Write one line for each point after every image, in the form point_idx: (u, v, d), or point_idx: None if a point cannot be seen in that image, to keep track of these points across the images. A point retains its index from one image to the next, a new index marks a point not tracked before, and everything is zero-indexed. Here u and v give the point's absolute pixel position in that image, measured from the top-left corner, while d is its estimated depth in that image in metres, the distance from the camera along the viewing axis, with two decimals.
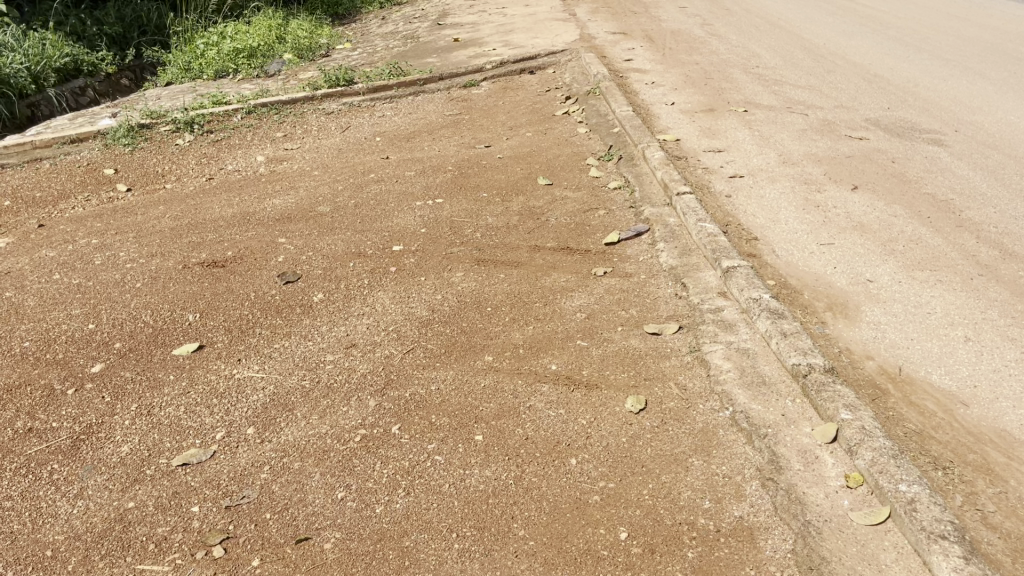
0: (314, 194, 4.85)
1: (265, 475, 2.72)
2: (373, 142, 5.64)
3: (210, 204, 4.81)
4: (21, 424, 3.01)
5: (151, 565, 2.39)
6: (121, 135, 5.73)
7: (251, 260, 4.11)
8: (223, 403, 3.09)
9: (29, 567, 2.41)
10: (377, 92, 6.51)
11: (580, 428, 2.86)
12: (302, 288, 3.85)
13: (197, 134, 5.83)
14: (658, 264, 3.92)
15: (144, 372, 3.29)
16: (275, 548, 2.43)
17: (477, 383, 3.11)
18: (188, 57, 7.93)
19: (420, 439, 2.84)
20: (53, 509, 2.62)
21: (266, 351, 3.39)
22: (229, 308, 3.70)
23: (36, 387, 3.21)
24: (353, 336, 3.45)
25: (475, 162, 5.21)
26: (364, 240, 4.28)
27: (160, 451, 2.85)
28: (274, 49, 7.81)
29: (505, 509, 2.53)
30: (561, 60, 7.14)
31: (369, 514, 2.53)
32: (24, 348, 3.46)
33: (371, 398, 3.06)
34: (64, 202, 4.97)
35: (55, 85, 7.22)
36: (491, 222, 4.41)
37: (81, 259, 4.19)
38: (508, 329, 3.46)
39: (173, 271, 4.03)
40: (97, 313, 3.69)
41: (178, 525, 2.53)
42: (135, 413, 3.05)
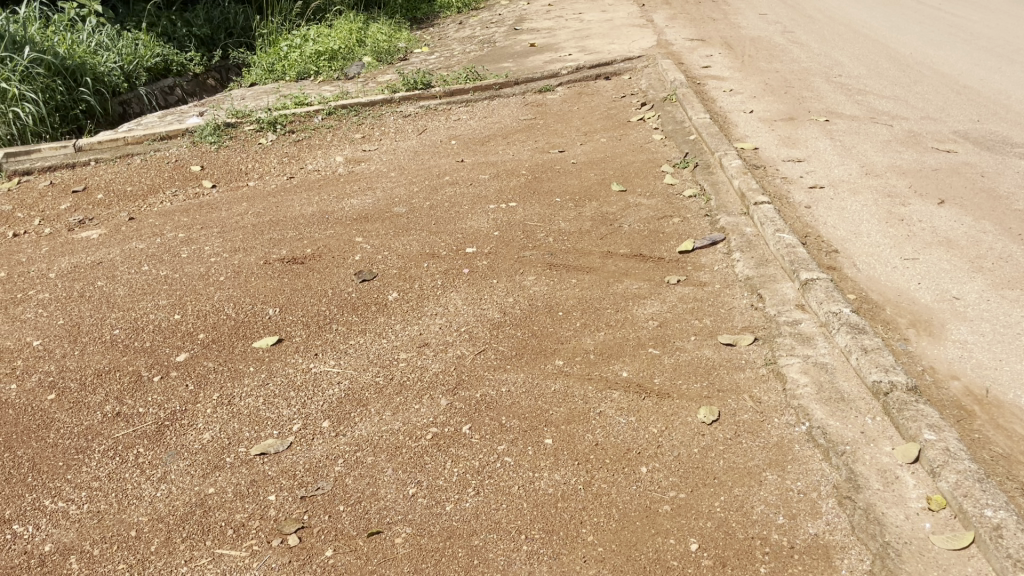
0: (391, 195, 4.94)
1: (340, 468, 2.78)
2: (448, 146, 5.71)
3: (291, 202, 4.94)
4: (110, 408, 3.14)
5: (230, 550, 2.46)
6: (207, 133, 5.93)
7: (329, 258, 4.21)
8: (300, 396, 3.17)
9: (115, 546, 2.51)
10: (453, 96, 6.58)
11: (651, 437, 2.85)
12: (378, 287, 3.92)
13: (280, 135, 5.99)
14: (734, 274, 3.86)
15: (226, 363, 3.40)
16: (348, 540, 2.48)
17: (548, 388, 3.12)
18: (272, 59, 8.18)
19: (490, 440, 2.86)
20: (138, 492, 2.73)
21: (342, 347, 3.46)
22: (308, 305, 3.79)
23: (124, 373, 3.35)
24: (427, 336, 3.50)
25: (548, 167, 5.23)
26: (438, 241, 4.34)
27: (239, 440, 2.94)
28: (354, 52, 7.97)
29: (575, 513, 2.53)
30: (638, 66, 7.09)
31: (439, 511, 2.57)
32: (114, 335, 3.61)
33: (443, 398, 3.09)
34: (153, 196, 5.17)
35: (145, 83, 7.53)
36: (563, 227, 4.42)
37: (168, 252, 4.36)
38: (580, 334, 3.46)
39: (255, 266, 4.15)
40: (183, 305, 3.83)
41: (256, 513, 2.61)
42: (217, 402, 3.15)
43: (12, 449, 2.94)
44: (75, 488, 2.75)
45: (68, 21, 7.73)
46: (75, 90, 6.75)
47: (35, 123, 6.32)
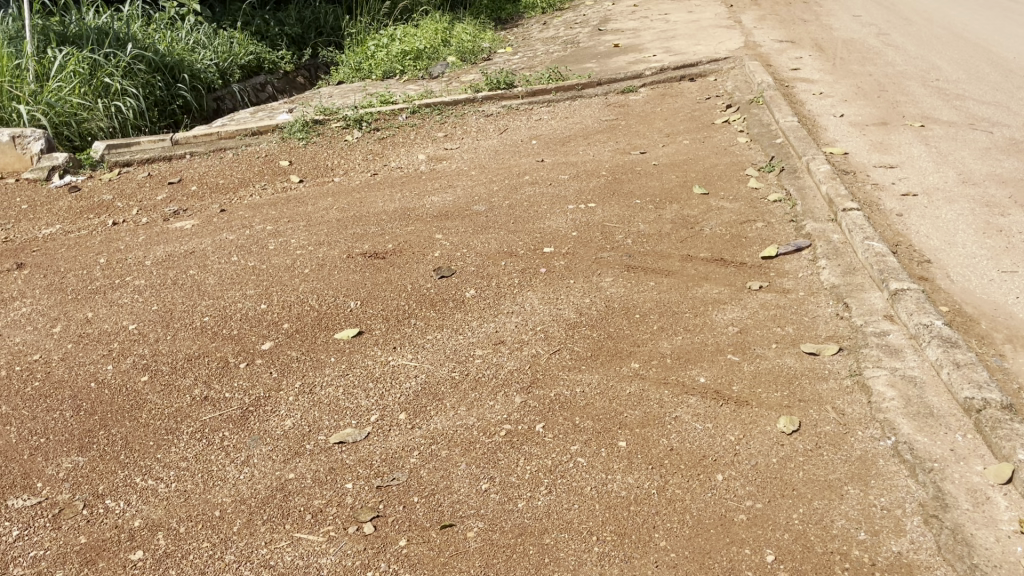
0: (471, 193, 4.98)
1: (415, 460, 2.82)
2: (529, 145, 5.73)
3: (374, 198, 5.04)
4: (199, 392, 3.27)
5: (308, 535, 2.54)
6: (296, 129, 6.10)
7: (409, 254, 4.28)
8: (378, 387, 3.23)
9: (200, 524, 2.61)
10: (535, 96, 6.60)
11: (728, 444, 2.80)
12: (456, 284, 3.96)
13: (365, 132, 6.12)
14: (818, 282, 3.77)
15: (308, 352, 3.49)
16: (421, 531, 2.53)
17: (623, 390, 3.10)
18: (360, 58, 8.36)
19: (564, 439, 2.86)
20: (222, 473, 2.83)
21: (419, 342, 3.52)
22: (388, 299, 3.86)
23: (213, 359, 3.48)
24: (502, 333, 3.53)
25: (628, 168, 5.19)
26: (517, 240, 4.35)
27: (319, 428, 3.02)
28: (439, 52, 8.06)
29: (647, 518, 2.51)
30: (724, 68, 6.97)
31: (511, 508, 2.59)
32: (204, 322, 3.75)
33: (518, 395, 3.11)
34: (243, 190, 5.35)
35: (238, 81, 7.81)
36: (642, 229, 4.39)
37: (257, 243, 4.50)
38: (657, 337, 3.43)
39: (339, 260, 4.25)
40: (269, 295, 3.95)
41: (333, 499, 2.67)
42: (299, 390, 3.24)
43: (106, 427, 3.08)
44: (163, 467, 2.87)
45: (168, 19, 8.05)
46: (173, 86, 7.03)
47: (135, 117, 6.48)
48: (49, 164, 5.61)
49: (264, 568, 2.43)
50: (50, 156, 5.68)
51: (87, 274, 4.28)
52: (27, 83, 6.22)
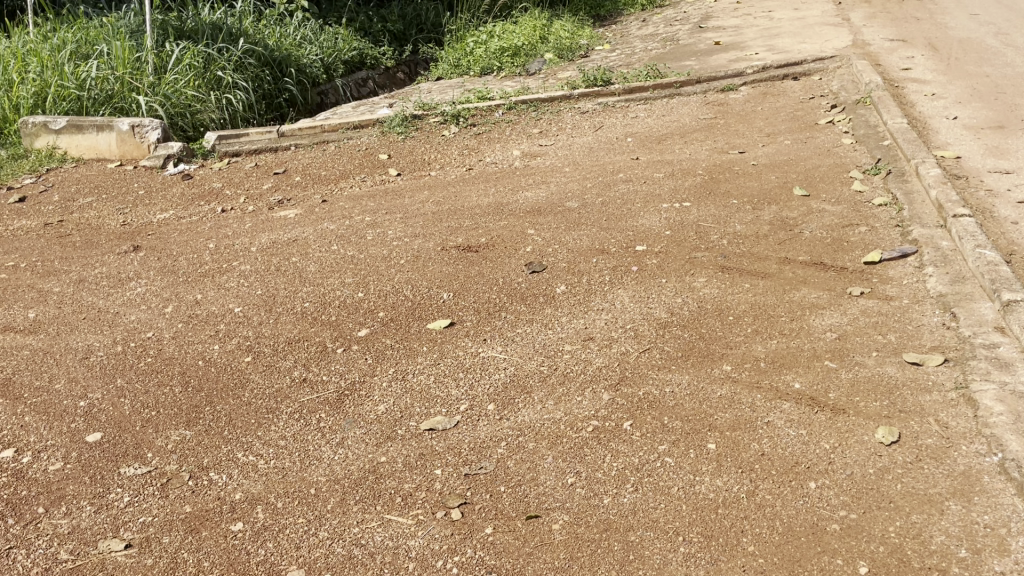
0: (564, 190, 5.00)
1: (503, 450, 2.87)
2: (625, 143, 5.70)
3: (469, 193, 5.11)
4: (298, 374, 3.40)
5: (398, 517, 2.61)
6: (396, 123, 6.23)
7: (501, 248, 4.33)
8: (468, 377, 3.29)
9: (296, 500, 2.72)
10: (632, 93, 6.56)
11: (823, 452, 2.73)
12: (547, 279, 3.99)
13: (462, 127, 6.21)
14: (924, 290, 3.62)
15: (402, 340, 3.58)
16: (507, 520, 2.57)
17: (714, 392, 3.06)
18: (459, 54, 8.47)
19: (652, 438, 2.85)
20: (318, 453, 2.94)
21: (509, 335, 3.56)
22: (480, 291, 3.92)
23: (312, 343, 3.61)
24: (592, 330, 3.53)
25: (726, 167, 5.11)
26: (609, 238, 4.34)
27: (411, 414, 3.10)
28: (537, 48, 8.09)
29: (735, 521, 2.48)
30: (829, 67, 6.76)
31: (597, 503, 2.59)
32: (305, 308, 3.90)
33: (606, 392, 3.11)
34: (344, 181, 5.52)
35: (341, 75, 8.07)
36: (738, 230, 4.31)
37: (355, 233, 4.64)
38: (751, 340, 3.36)
39: (433, 252, 4.33)
40: (366, 284, 4.06)
41: (422, 484, 2.74)
42: (392, 376, 3.34)
43: (211, 404, 3.24)
44: (264, 444, 3.00)
45: (278, 15, 8.37)
46: (280, 80, 7.34)
47: (244, 109, 6.78)
48: (164, 153, 5.90)
49: (355, 546, 2.52)
50: (166, 145, 5.96)
51: (197, 258, 4.50)
52: (146, 75, 6.50)
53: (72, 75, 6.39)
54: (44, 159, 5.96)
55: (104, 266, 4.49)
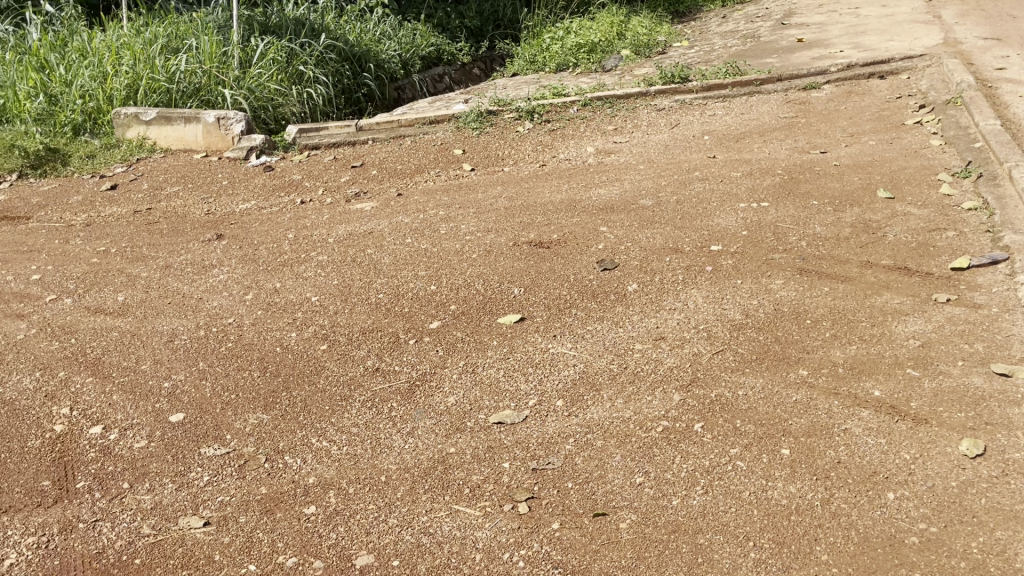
0: (639, 187, 4.96)
1: (571, 446, 2.86)
2: (702, 141, 5.61)
3: (542, 189, 5.11)
4: (371, 363, 3.46)
5: (466, 508, 2.64)
6: (471, 119, 6.26)
7: (573, 244, 4.31)
8: (538, 372, 3.30)
9: (366, 487, 2.77)
10: (711, 91, 6.45)
11: (902, 462, 2.64)
12: (619, 277, 3.96)
13: (537, 123, 6.21)
14: (1015, 299, 3.48)
15: (472, 334, 3.61)
16: (575, 516, 2.56)
17: (789, 397, 2.99)
18: (535, 50, 8.47)
19: (723, 441, 2.80)
20: (389, 441, 2.99)
21: (579, 331, 3.56)
22: (551, 287, 3.92)
23: (386, 333, 3.67)
24: (663, 330, 3.50)
25: (806, 168, 4.98)
26: (684, 237, 4.29)
27: (480, 407, 3.12)
28: (614, 44, 8.03)
29: (809, 529, 2.43)
30: (918, 66, 6.52)
31: (666, 504, 2.57)
32: (379, 299, 3.96)
33: (677, 393, 3.07)
34: (419, 175, 5.59)
35: (418, 71, 8.20)
36: (818, 232, 4.21)
37: (429, 227, 4.69)
38: (829, 345, 3.28)
39: (505, 247, 4.35)
40: (438, 277, 4.11)
41: (490, 477, 2.76)
42: (462, 368, 3.37)
43: (288, 389, 3.33)
44: (337, 430, 3.07)
45: (358, 11, 8.53)
46: (359, 75, 7.54)
47: (323, 103, 6.99)
48: (248, 145, 6.07)
49: (424, 535, 2.55)
50: (249, 137, 6.13)
51: (277, 248, 4.62)
52: (232, 69, 6.70)
53: (163, 68, 6.61)
54: (135, 150, 6.20)
55: (189, 253, 4.65)
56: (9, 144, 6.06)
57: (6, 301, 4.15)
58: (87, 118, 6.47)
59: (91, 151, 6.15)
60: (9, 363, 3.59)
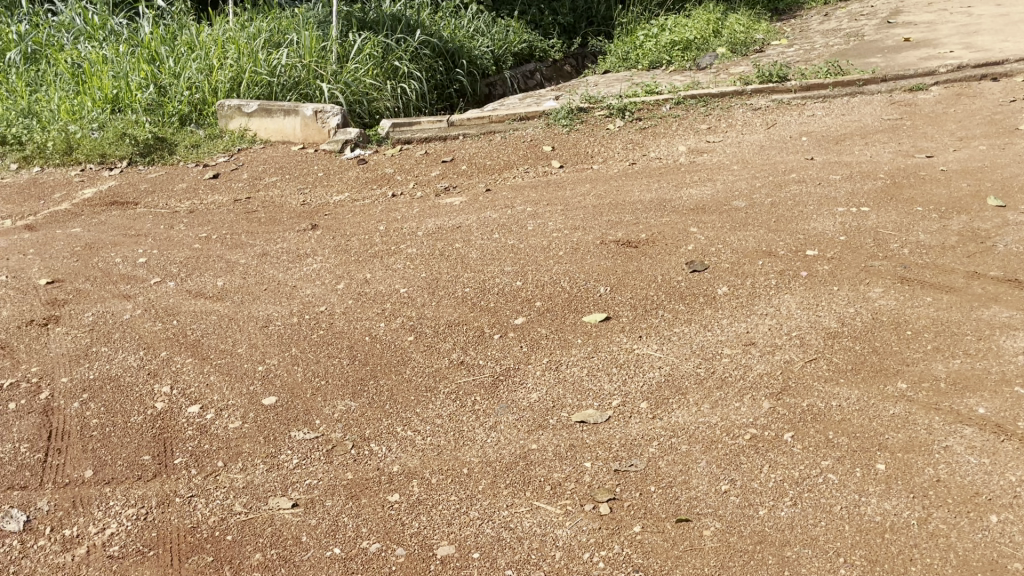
0: (732, 188, 4.85)
1: (654, 449, 2.83)
2: (799, 142, 5.45)
3: (631, 187, 5.06)
4: (456, 356, 3.50)
5: (546, 505, 2.64)
6: (562, 115, 6.24)
7: (662, 245, 4.25)
8: (622, 372, 3.27)
9: (449, 478, 2.80)
10: (810, 91, 6.26)
11: (1007, 484, 2.51)
12: (709, 279, 3.88)
13: (628, 121, 6.14)
14: None
15: (557, 331, 3.60)
16: (657, 520, 2.53)
17: (886, 410, 2.88)
18: (628, 47, 8.39)
19: (814, 453, 2.71)
20: (472, 434, 3.01)
21: (666, 333, 3.50)
22: (638, 287, 3.88)
23: (471, 327, 3.70)
24: (753, 335, 3.41)
25: (911, 172, 4.78)
26: (778, 240, 4.17)
27: (563, 405, 3.11)
28: (709, 42, 7.87)
29: (903, 548, 2.33)
30: None
31: (752, 514, 2.51)
32: (465, 293, 3.99)
33: (766, 400, 3.00)
34: (507, 172, 5.62)
35: (510, 68, 8.28)
36: (921, 239, 4.03)
37: (517, 223, 4.71)
38: (930, 358, 3.14)
39: (593, 245, 4.32)
40: (525, 273, 4.11)
41: (572, 475, 2.75)
42: (546, 365, 3.37)
43: (375, 378, 3.39)
44: (422, 420, 3.11)
45: (453, 7, 8.63)
46: (452, 72, 7.65)
47: (416, 98, 7.11)
48: (343, 138, 6.21)
49: (505, 529, 2.57)
50: (344, 130, 6.27)
51: (368, 239, 4.72)
52: (330, 63, 6.86)
53: (265, 62, 6.82)
54: (236, 141, 6.42)
55: (285, 241, 4.80)
56: (121, 132, 6.36)
57: (115, 282, 4.38)
58: (193, 109, 6.74)
59: (196, 141, 6.41)
60: (116, 341, 3.78)
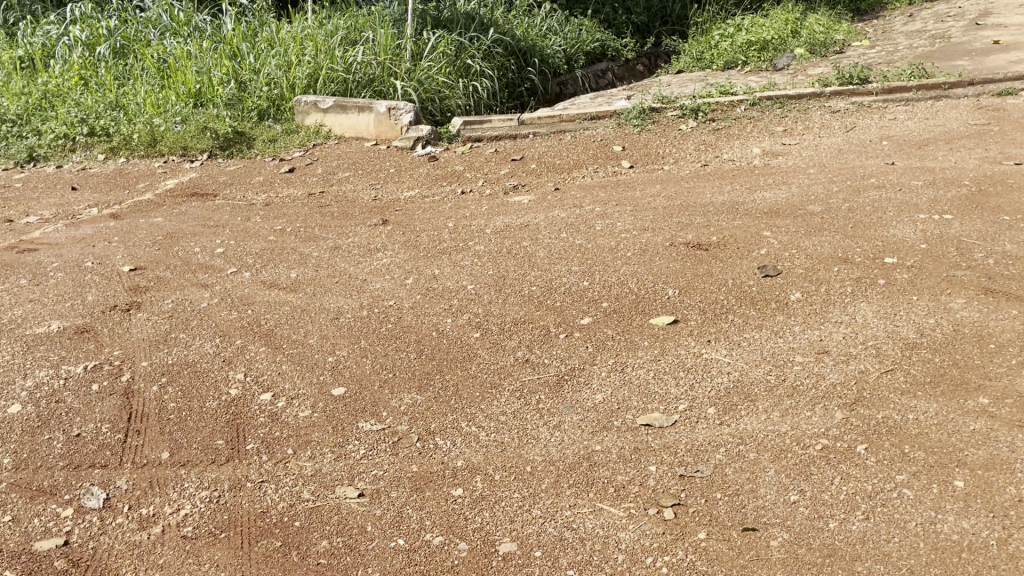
0: (808, 192, 4.74)
1: (721, 456, 2.78)
2: (879, 146, 5.29)
3: (703, 189, 5.00)
4: (522, 354, 3.50)
5: (610, 507, 2.62)
6: (633, 115, 6.19)
7: (733, 248, 4.18)
8: (689, 377, 3.23)
9: (512, 475, 2.81)
10: (892, 94, 6.07)
11: None
12: (782, 284, 3.80)
13: (701, 122, 6.05)
14: None
15: (623, 333, 3.58)
16: (722, 528, 2.49)
17: (966, 425, 2.77)
18: (702, 47, 8.28)
19: (888, 466, 2.63)
20: (535, 433, 3.01)
21: (736, 339, 3.44)
22: (708, 291, 3.82)
23: (537, 326, 3.70)
24: (827, 343, 3.33)
25: (998, 179, 4.60)
26: (855, 246, 4.06)
27: (628, 407, 3.09)
28: (787, 42, 7.70)
29: (982, 570, 2.25)
30: None
31: (821, 526, 2.45)
32: (532, 291, 4.00)
33: (839, 411, 2.92)
34: (577, 171, 5.60)
35: (581, 66, 8.26)
36: (1008, 249, 3.88)
37: (586, 222, 4.69)
38: (1014, 373, 3.02)
39: (662, 247, 4.28)
40: (592, 273, 4.10)
41: (636, 478, 2.73)
42: (612, 367, 3.35)
43: (441, 372, 3.43)
44: (486, 417, 3.13)
45: (527, 6, 8.64)
46: (523, 70, 7.67)
47: (487, 96, 7.15)
48: (415, 135, 6.28)
49: (567, 529, 2.56)
50: (416, 127, 6.34)
51: (437, 235, 4.77)
52: (404, 61, 6.95)
53: (341, 59, 6.95)
54: (312, 136, 6.56)
55: (356, 235, 4.88)
56: (202, 126, 6.55)
57: (194, 271, 4.52)
58: (271, 105, 6.90)
59: (273, 135, 6.56)
60: (194, 328, 3.90)
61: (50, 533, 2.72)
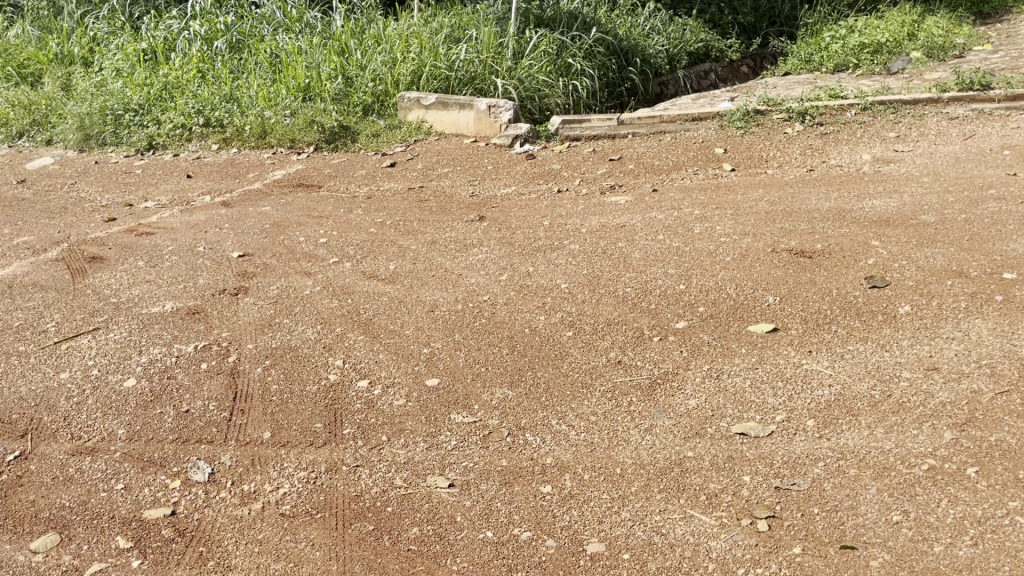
0: (920, 201, 4.54)
1: (820, 470, 2.70)
2: (1000, 156, 5.02)
3: (808, 194, 4.85)
4: (615, 355, 3.48)
5: (701, 514, 2.58)
6: (737, 117, 6.06)
7: (838, 257, 4.05)
8: (788, 388, 3.14)
9: (602, 476, 2.80)
10: (1016, 100, 5.75)
11: None
12: (890, 296, 3.66)
13: (808, 126, 5.87)
14: None
15: (719, 339, 3.51)
16: (818, 544, 2.42)
17: None
18: (811, 49, 8.03)
19: (1001, 492, 2.50)
20: (626, 435, 2.99)
21: (838, 350, 3.33)
22: (810, 300, 3.71)
23: (630, 327, 3.67)
24: (936, 360, 3.18)
25: None
26: (971, 260, 3.86)
27: (722, 415, 3.03)
28: (903, 45, 7.39)
29: None
30: None
31: (925, 549, 2.35)
32: (627, 293, 3.97)
33: (948, 430, 2.79)
34: (676, 173, 5.53)
35: (684, 67, 8.14)
36: None
37: (684, 225, 4.62)
38: None
39: (762, 252, 4.18)
40: (688, 277, 4.04)
41: (729, 487, 2.68)
42: (707, 372, 3.29)
43: (533, 369, 3.44)
44: (576, 416, 3.13)
45: (631, 5, 8.58)
46: (624, 70, 7.62)
47: (587, 95, 7.13)
48: (514, 133, 6.32)
49: (657, 534, 2.54)
50: (516, 125, 6.38)
51: (533, 233, 4.79)
52: (506, 59, 7.01)
53: (444, 56, 7.06)
54: (414, 131, 6.69)
55: (453, 230, 4.95)
56: (309, 120, 6.76)
57: (298, 259, 4.67)
58: (375, 100, 7.07)
59: (376, 130, 6.72)
60: (296, 314, 4.04)
61: (159, 502, 2.87)
